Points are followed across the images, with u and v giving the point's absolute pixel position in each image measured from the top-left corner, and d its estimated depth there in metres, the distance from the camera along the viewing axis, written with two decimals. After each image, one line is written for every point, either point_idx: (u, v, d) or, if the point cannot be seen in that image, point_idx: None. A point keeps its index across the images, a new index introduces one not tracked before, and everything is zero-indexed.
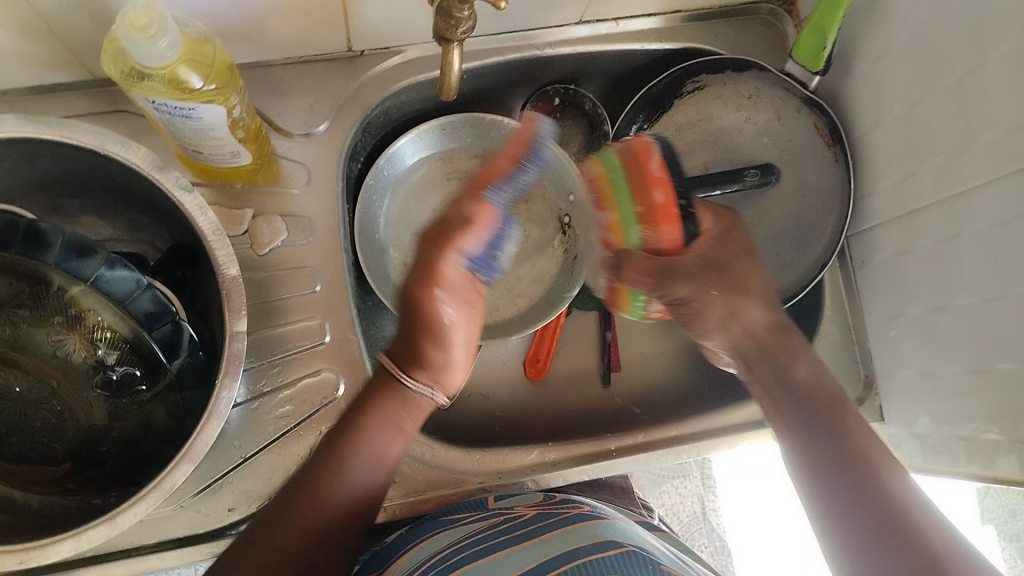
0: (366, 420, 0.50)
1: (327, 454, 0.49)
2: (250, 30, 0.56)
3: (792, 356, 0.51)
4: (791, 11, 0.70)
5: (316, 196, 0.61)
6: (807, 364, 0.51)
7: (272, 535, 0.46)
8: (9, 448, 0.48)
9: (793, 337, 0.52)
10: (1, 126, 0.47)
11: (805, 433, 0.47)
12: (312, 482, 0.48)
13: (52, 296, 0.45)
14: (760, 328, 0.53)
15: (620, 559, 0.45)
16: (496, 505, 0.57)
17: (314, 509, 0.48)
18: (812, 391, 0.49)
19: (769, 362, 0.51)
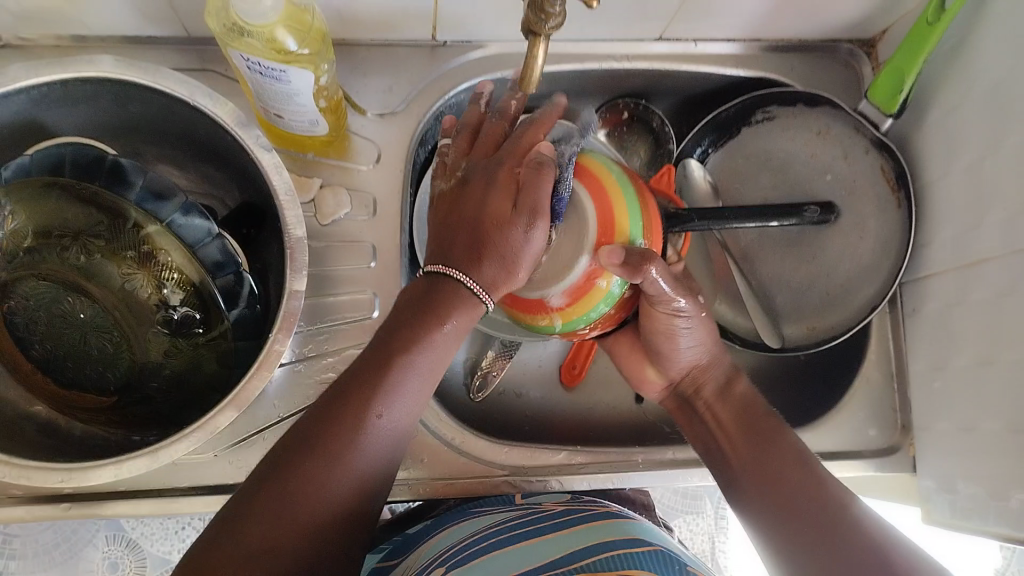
0: (414, 327, 0.47)
1: (316, 419, 0.45)
2: (345, 6, 0.58)
3: (772, 431, 0.55)
4: (870, 54, 0.71)
5: (383, 175, 0.63)
6: (784, 438, 0.54)
7: (247, 513, 0.42)
8: (65, 372, 0.50)
9: (758, 402, 0.58)
10: (101, 67, 0.50)
11: (770, 501, 0.51)
12: (300, 455, 0.44)
13: (129, 231, 0.46)
14: (740, 402, 0.58)
15: (645, 554, 0.45)
16: (524, 502, 0.60)
17: (342, 455, 0.44)
18: (792, 468, 0.52)
19: (754, 437, 0.55)
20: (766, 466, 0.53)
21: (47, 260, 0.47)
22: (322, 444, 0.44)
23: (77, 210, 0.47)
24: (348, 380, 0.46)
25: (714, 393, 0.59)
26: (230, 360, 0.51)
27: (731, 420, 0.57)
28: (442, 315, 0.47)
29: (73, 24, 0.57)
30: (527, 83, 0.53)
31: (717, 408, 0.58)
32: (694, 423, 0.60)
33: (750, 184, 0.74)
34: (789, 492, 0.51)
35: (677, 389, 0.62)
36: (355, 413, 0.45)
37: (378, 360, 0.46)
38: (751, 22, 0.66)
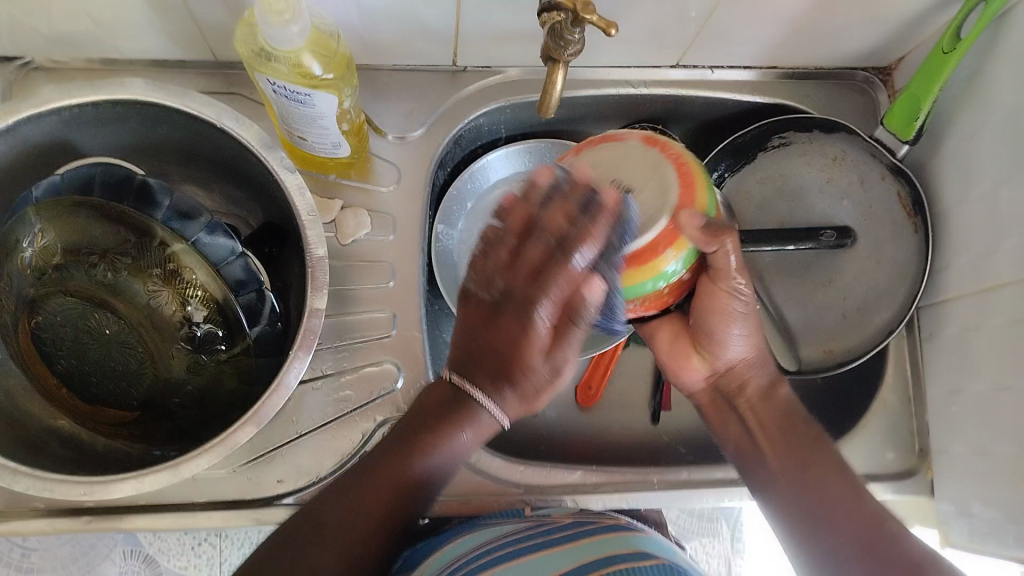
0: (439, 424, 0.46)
1: (370, 472, 0.47)
2: (368, 32, 0.59)
3: (822, 453, 0.52)
4: (886, 81, 0.72)
5: (403, 196, 0.64)
6: (835, 463, 0.52)
7: (305, 548, 0.45)
8: (89, 388, 0.51)
9: (799, 413, 0.55)
10: (132, 89, 0.51)
11: (824, 533, 0.50)
12: (357, 494, 0.46)
13: (155, 248, 0.47)
14: (779, 407, 0.55)
15: (654, 568, 0.46)
16: (534, 514, 0.59)
17: (377, 495, 0.46)
18: (839, 500, 0.50)
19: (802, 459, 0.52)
20: (809, 482, 0.52)
21: (75, 277, 0.49)
22: (354, 494, 0.46)
23: (105, 228, 0.48)
24: (388, 447, 0.47)
25: (757, 397, 0.55)
26: (250, 376, 0.52)
27: (767, 425, 0.54)
28: (456, 425, 0.46)
29: (104, 48, 0.58)
30: (553, 72, 0.51)
31: (755, 413, 0.55)
32: (730, 421, 0.56)
33: (766, 210, 0.73)
34: (835, 509, 0.50)
35: (721, 384, 0.57)
36: (387, 468, 0.46)
37: (410, 441, 0.47)
38: (767, 49, 0.67)
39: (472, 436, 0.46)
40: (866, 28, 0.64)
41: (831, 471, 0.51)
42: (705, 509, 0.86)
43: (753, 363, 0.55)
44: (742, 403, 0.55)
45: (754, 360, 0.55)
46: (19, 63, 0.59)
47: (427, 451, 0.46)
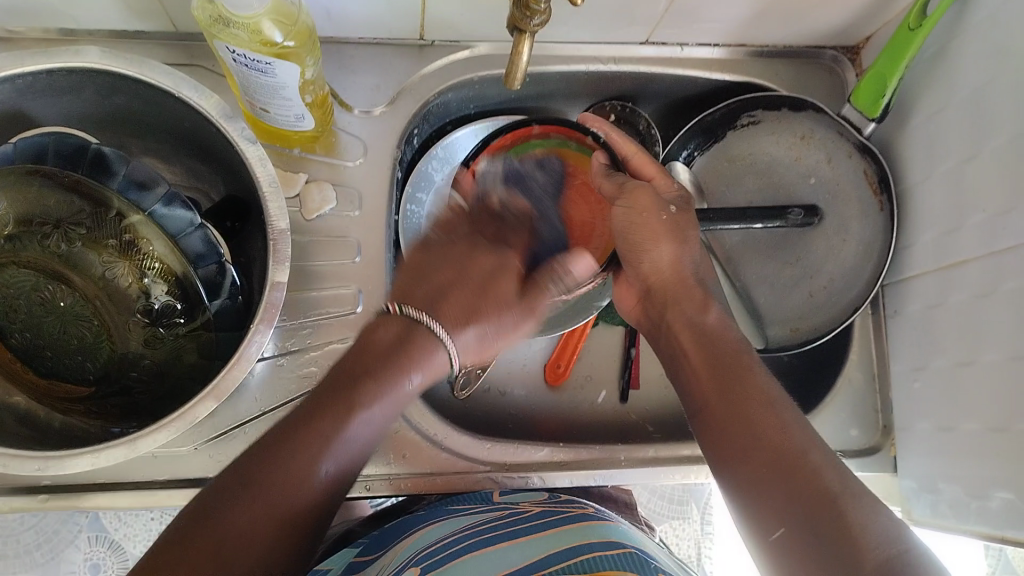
0: (376, 377, 0.47)
1: (287, 425, 0.45)
2: (332, 3, 0.58)
3: (746, 380, 0.50)
4: (854, 60, 0.72)
5: (370, 172, 0.63)
6: (767, 397, 0.49)
7: (229, 501, 0.42)
8: (43, 362, 0.50)
9: (730, 330, 0.55)
10: (87, 57, 0.50)
11: (752, 464, 0.46)
12: (280, 444, 0.44)
13: (111, 220, 0.47)
14: (707, 342, 0.53)
15: (616, 556, 0.45)
16: (501, 500, 0.58)
17: (270, 494, 0.42)
18: (768, 429, 0.47)
19: (719, 383, 0.51)
20: (739, 419, 0.48)
21: (28, 248, 0.47)
22: (253, 489, 0.42)
23: (59, 198, 0.47)
24: (296, 415, 0.45)
25: (685, 309, 0.56)
26: (210, 350, 0.52)
27: (691, 344, 0.54)
28: (407, 366, 0.48)
29: (60, 18, 0.57)
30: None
31: (685, 339, 0.55)
32: (663, 333, 0.58)
33: (735, 189, 0.73)
34: (756, 445, 0.47)
35: (649, 304, 0.59)
36: (294, 453, 0.43)
37: (351, 382, 0.47)
38: (735, 27, 0.66)
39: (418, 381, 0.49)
40: (833, 6, 0.64)
41: (743, 371, 0.51)
42: (675, 493, 0.87)
43: (673, 280, 0.57)
44: (671, 318, 0.57)
45: (672, 277, 0.57)
46: None
47: (355, 409, 0.46)
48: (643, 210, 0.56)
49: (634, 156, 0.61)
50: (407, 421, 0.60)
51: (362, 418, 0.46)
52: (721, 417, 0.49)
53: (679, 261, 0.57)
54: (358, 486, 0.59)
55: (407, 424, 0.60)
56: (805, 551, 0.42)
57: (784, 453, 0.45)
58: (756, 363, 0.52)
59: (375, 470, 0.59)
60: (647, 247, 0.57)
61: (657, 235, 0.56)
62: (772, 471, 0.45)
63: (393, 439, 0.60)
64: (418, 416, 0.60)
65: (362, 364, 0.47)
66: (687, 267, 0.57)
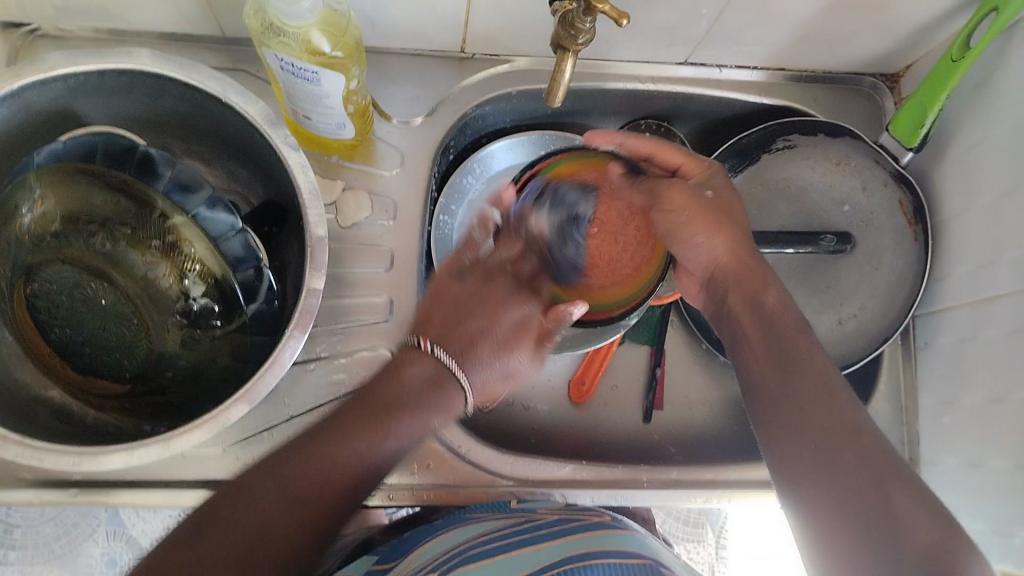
0: (395, 404, 0.48)
1: (319, 428, 0.46)
2: (378, 15, 0.59)
3: (804, 361, 0.48)
4: (893, 88, 0.71)
5: (406, 182, 0.63)
6: (820, 374, 0.48)
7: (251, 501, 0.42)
8: (82, 357, 0.52)
9: (792, 311, 0.52)
10: (138, 59, 0.51)
11: (804, 451, 0.45)
12: (309, 446, 0.45)
13: (155, 220, 0.47)
14: (775, 317, 0.51)
15: (635, 566, 0.46)
16: (518, 507, 0.58)
17: (299, 494, 0.43)
18: (816, 413, 0.46)
19: (780, 365, 0.49)
20: (791, 402, 0.47)
21: (72, 245, 0.49)
22: (287, 485, 0.43)
23: (107, 198, 0.48)
24: (352, 405, 0.48)
25: (746, 291, 0.53)
26: (246, 354, 0.53)
27: (754, 327, 0.52)
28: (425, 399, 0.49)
29: (113, 18, 0.58)
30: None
31: (747, 319, 0.53)
32: (724, 317, 0.56)
33: (769, 213, 0.72)
34: (809, 428, 0.46)
35: (712, 285, 0.56)
36: (321, 448, 0.45)
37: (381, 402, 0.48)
38: (775, 52, 0.67)
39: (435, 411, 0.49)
40: (874, 35, 0.64)
41: (804, 351, 0.49)
42: (691, 513, 0.82)
43: (735, 266, 0.55)
44: (731, 300, 0.54)
45: (735, 264, 0.55)
46: (24, 29, 0.59)
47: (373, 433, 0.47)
48: (683, 210, 0.56)
49: (652, 151, 0.60)
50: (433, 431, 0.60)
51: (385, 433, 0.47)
52: (776, 401, 0.48)
53: (735, 249, 0.55)
54: (381, 495, 0.59)
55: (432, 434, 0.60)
56: (851, 541, 0.41)
57: (839, 439, 0.44)
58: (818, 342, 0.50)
59: (399, 479, 0.59)
60: (696, 240, 0.55)
61: (709, 227, 0.55)
62: (824, 455, 0.44)
63: (418, 450, 0.60)
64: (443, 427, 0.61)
65: (412, 374, 0.49)
66: (746, 249, 0.55)
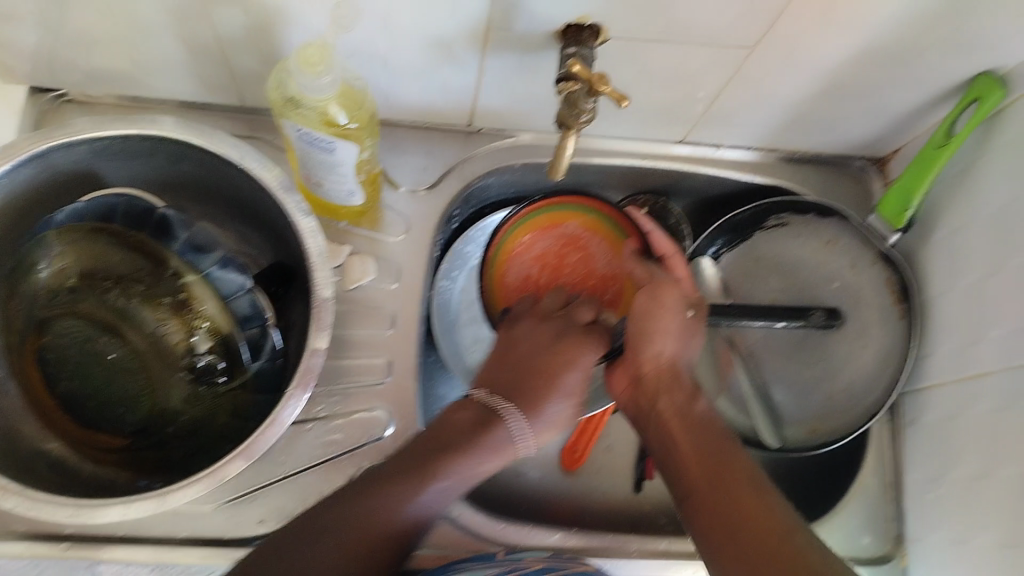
0: (441, 458, 0.50)
1: (357, 487, 0.49)
2: (390, 90, 0.62)
3: (734, 468, 0.51)
4: (880, 171, 0.75)
5: (410, 248, 0.65)
6: (749, 478, 0.50)
7: (302, 543, 0.47)
8: (85, 412, 0.53)
9: (718, 426, 0.55)
10: (162, 126, 0.53)
11: (740, 551, 0.46)
12: (355, 491, 0.49)
13: (169, 279, 0.54)
14: (699, 425, 0.54)
15: None
16: (507, 557, 0.59)
17: (350, 533, 0.47)
18: (749, 515, 0.47)
19: (710, 471, 0.51)
20: (728, 507, 0.48)
21: (87, 301, 0.54)
22: (337, 538, 0.47)
23: (123, 257, 0.55)
24: (396, 463, 0.51)
25: (676, 401, 0.56)
26: (247, 412, 0.54)
27: (683, 434, 0.54)
28: (469, 446, 0.51)
29: (137, 86, 0.61)
30: (599, 42, 0.53)
31: (676, 428, 0.54)
32: (650, 424, 0.56)
33: (760, 287, 0.75)
34: (747, 531, 0.47)
35: (637, 393, 0.58)
36: (377, 503, 0.48)
37: (419, 454, 0.51)
38: (766, 134, 0.70)
39: (491, 458, 0.52)
40: (860, 121, 0.67)
41: (727, 465, 0.51)
42: None
43: (668, 373, 0.57)
44: (662, 405, 0.56)
45: (666, 368, 0.57)
46: (53, 95, 0.62)
47: (416, 486, 0.50)
48: (663, 298, 0.59)
49: (670, 253, 0.67)
50: None
51: (429, 477, 0.50)
52: (711, 508, 0.49)
53: (680, 356, 0.57)
54: None
55: None
56: None
57: (774, 539, 0.46)
58: (740, 448, 0.53)
59: None
60: (659, 337, 0.57)
61: (671, 325, 0.58)
62: (764, 560, 0.45)
63: None
64: None
65: (442, 438, 0.51)
66: (685, 364, 0.58)
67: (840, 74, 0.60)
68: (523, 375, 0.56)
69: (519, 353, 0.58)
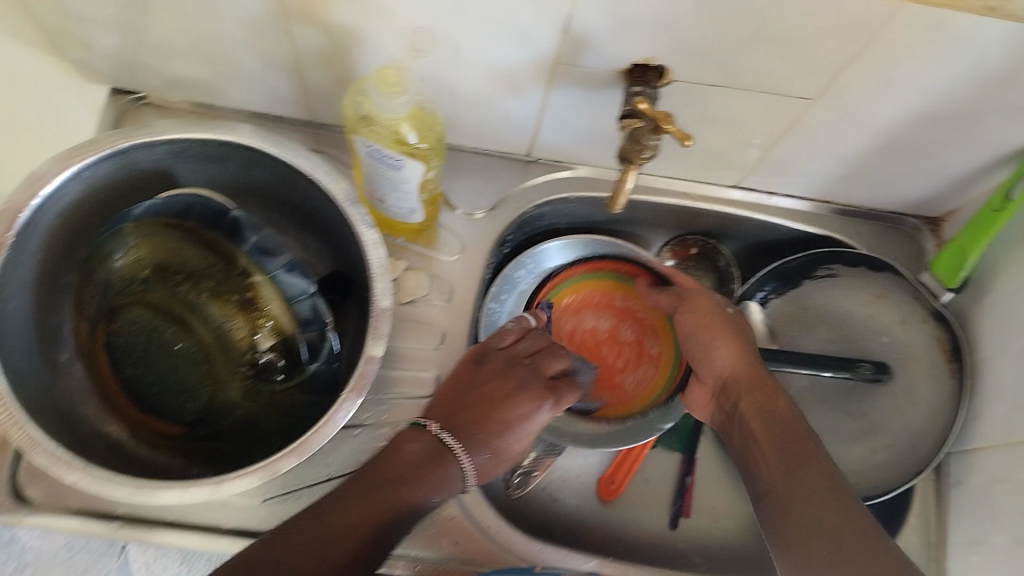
0: (396, 479, 0.48)
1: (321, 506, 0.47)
2: (456, 115, 0.64)
3: (806, 462, 0.51)
4: (935, 231, 0.75)
5: (464, 268, 0.67)
6: (821, 470, 0.50)
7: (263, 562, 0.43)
8: (148, 398, 0.56)
9: (800, 420, 0.55)
10: (239, 133, 0.56)
11: (814, 549, 0.47)
12: (314, 511, 0.47)
13: (237, 277, 0.56)
14: (775, 421, 0.54)
15: None
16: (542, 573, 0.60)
17: (318, 549, 0.44)
18: (814, 513, 0.48)
19: (785, 466, 0.52)
20: (797, 503, 0.49)
21: (157, 292, 0.57)
22: (299, 550, 0.44)
23: (198, 253, 0.57)
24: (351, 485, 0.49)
25: (757, 399, 0.56)
26: (299, 411, 0.56)
27: (763, 433, 0.54)
28: (427, 465, 0.49)
29: (216, 95, 0.64)
30: (663, 84, 0.53)
31: (756, 427, 0.55)
32: (734, 426, 0.58)
33: (806, 335, 0.75)
34: (820, 528, 0.48)
35: (726, 395, 0.59)
36: (338, 520, 0.46)
37: (379, 475, 0.49)
38: (820, 184, 0.70)
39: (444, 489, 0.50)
40: (916, 179, 0.67)
41: (809, 460, 0.51)
42: None
43: (746, 372, 0.59)
44: (743, 406, 0.57)
45: (745, 371, 0.59)
46: (133, 96, 0.66)
47: (376, 502, 0.47)
48: (704, 318, 0.63)
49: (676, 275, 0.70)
50: (464, 508, 0.62)
51: (391, 493, 0.48)
52: (784, 501, 0.50)
53: (745, 359, 0.59)
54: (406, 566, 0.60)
55: (464, 511, 0.62)
56: None
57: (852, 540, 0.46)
58: (816, 439, 0.53)
59: (426, 552, 0.60)
60: (717, 346, 0.61)
61: (726, 337, 0.61)
62: (851, 561, 0.46)
63: (448, 526, 0.61)
64: (474, 506, 0.62)
65: (394, 461, 0.49)
66: (755, 357, 0.60)
67: (899, 131, 0.60)
68: (472, 407, 0.52)
69: (465, 382, 0.54)
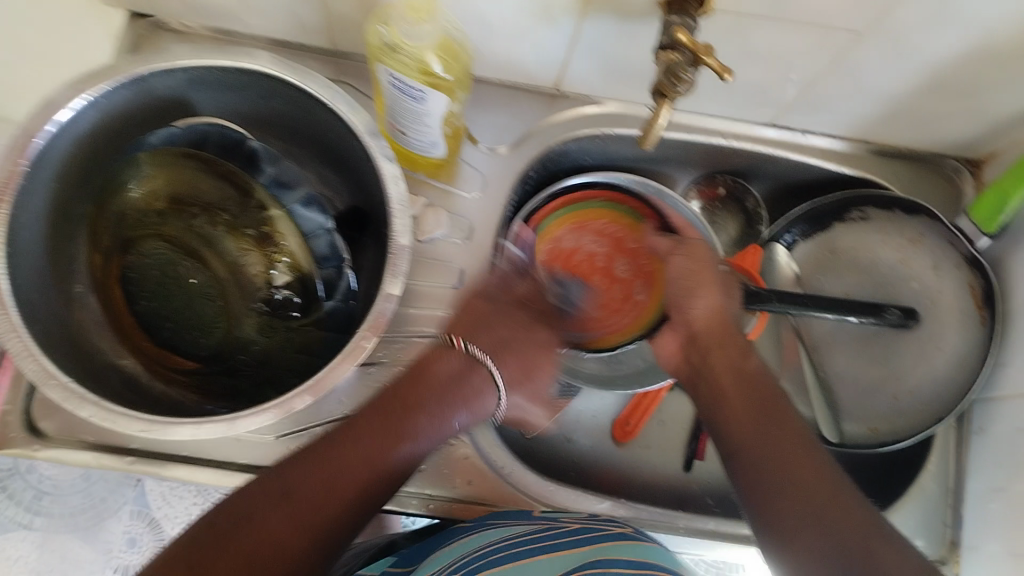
0: (423, 408, 0.54)
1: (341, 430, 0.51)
2: (479, 45, 0.62)
3: (773, 418, 0.52)
4: (975, 173, 0.71)
5: (484, 205, 0.65)
6: (785, 427, 0.52)
7: (266, 505, 0.45)
8: (163, 331, 0.56)
9: (769, 382, 0.56)
10: (257, 60, 0.54)
11: (776, 499, 0.48)
12: (331, 437, 0.50)
13: (254, 212, 0.57)
14: (746, 379, 0.55)
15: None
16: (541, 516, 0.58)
17: (334, 478, 0.48)
18: (781, 468, 0.49)
19: (752, 421, 0.53)
20: (765, 460, 0.50)
21: (171, 225, 0.57)
22: (313, 482, 0.47)
23: (212, 185, 0.57)
24: (375, 406, 0.53)
25: (730, 357, 0.56)
26: (314, 348, 0.56)
27: (734, 393, 0.55)
28: (461, 390, 0.56)
29: (233, 21, 0.62)
30: (702, 12, 0.50)
31: (728, 385, 0.55)
32: (701, 381, 0.58)
33: (833, 279, 0.74)
34: (784, 480, 0.48)
35: (691, 347, 0.59)
36: (360, 447, 0.50)
37: (402, 404, 0.53)
38: (857, 123, 0.68)
39: (471, 413, 0.56)
40: (960, 119, 0.64)
41: (778, 418, 0.52)
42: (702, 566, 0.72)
43: (717, 328, 0.57)
44: (714, 361, 0.56)
45: (716, 324, 0.57)
46: (152, 20, 0.63)
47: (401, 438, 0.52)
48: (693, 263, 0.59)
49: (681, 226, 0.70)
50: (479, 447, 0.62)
51: (415, 428, 0.53)
52: (751, 456, 0.51)
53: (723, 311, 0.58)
54: (419, 503, 0.60)
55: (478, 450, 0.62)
56: None
57: (819, 497, 0.47)
58: (783, 400, 0.54)
59: (440, 490, 0.61)
60: (698, 293, 0.58)
61: (709, 283, 0.58)
62: (812, 514, 0.46)
63: (461, 466, 0.61)
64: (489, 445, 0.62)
65: (421, 390, 0.54)
66: (732, 316, 0.58)
67: (946, 69, 0.57)
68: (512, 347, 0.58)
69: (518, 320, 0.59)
